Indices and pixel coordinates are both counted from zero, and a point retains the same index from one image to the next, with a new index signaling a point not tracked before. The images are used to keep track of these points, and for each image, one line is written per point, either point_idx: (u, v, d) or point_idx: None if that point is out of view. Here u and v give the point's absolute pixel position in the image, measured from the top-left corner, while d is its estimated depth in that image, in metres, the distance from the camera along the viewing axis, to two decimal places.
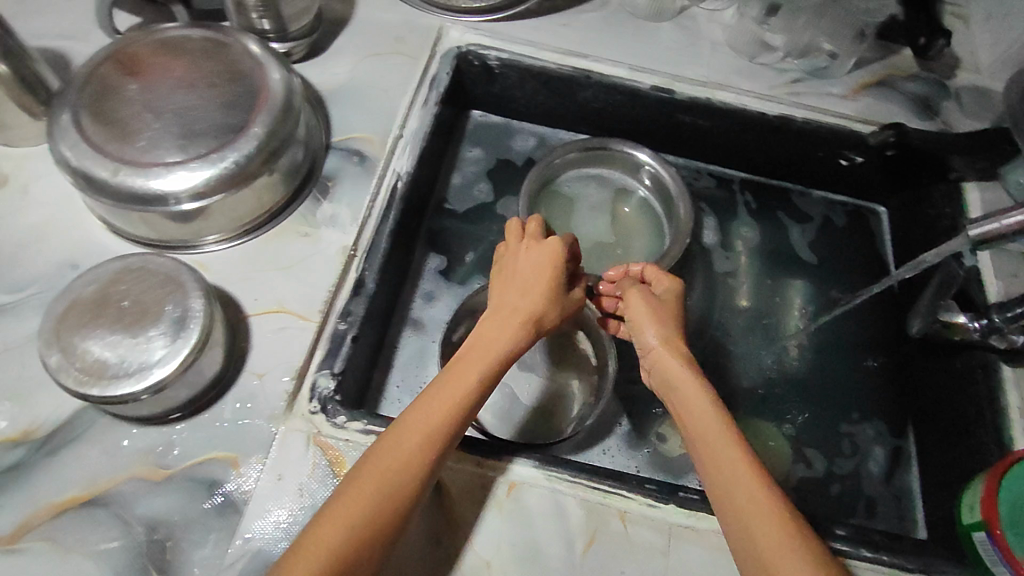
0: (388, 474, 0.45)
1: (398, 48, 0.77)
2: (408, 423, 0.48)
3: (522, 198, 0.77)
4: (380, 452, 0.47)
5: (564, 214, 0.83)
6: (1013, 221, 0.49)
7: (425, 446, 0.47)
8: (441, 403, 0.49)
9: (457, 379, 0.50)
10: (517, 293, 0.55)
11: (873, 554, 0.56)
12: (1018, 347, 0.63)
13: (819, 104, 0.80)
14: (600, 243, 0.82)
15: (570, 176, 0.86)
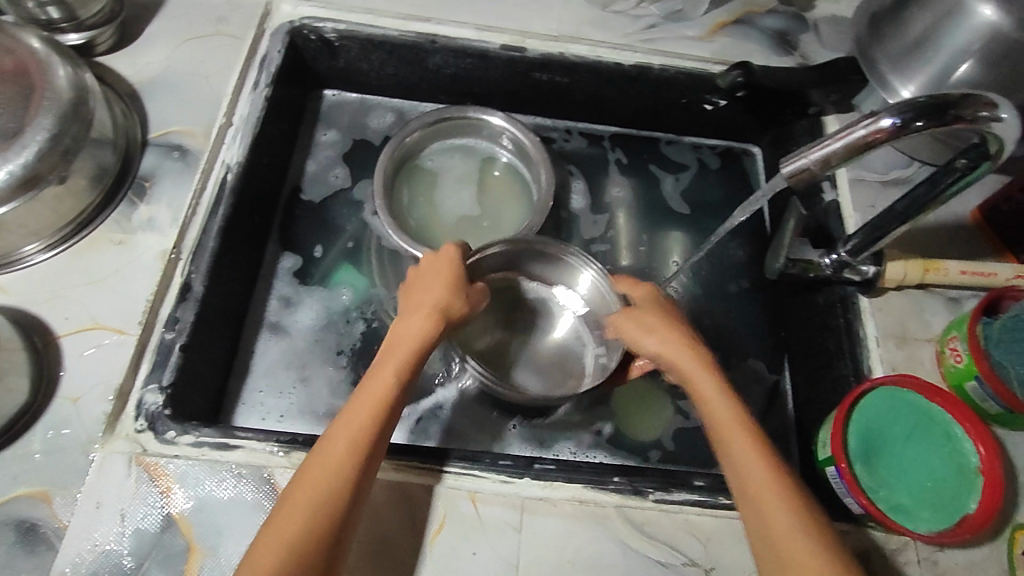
0: (324, 486, 0.45)
1: (220, 29, 0.72)
2: (330, 439, 0.48)
3: (375, 180, 0.74)
4: (313, 465, 0.46)
5: (429, 190, 0.80)
6: (818, 156, 0.45)
7: (354, 454, 0.47)
8: (362, 409, 0.49)
9: (374, 387, 0.51)
10: (425, 291, 0.59)
11: (732, 501, 0.56)
12: (870, 278, 0.63)
13: (674, 49, 0.78)
14: (465, 217, 0.79)
15: (433, 150, 0.82)
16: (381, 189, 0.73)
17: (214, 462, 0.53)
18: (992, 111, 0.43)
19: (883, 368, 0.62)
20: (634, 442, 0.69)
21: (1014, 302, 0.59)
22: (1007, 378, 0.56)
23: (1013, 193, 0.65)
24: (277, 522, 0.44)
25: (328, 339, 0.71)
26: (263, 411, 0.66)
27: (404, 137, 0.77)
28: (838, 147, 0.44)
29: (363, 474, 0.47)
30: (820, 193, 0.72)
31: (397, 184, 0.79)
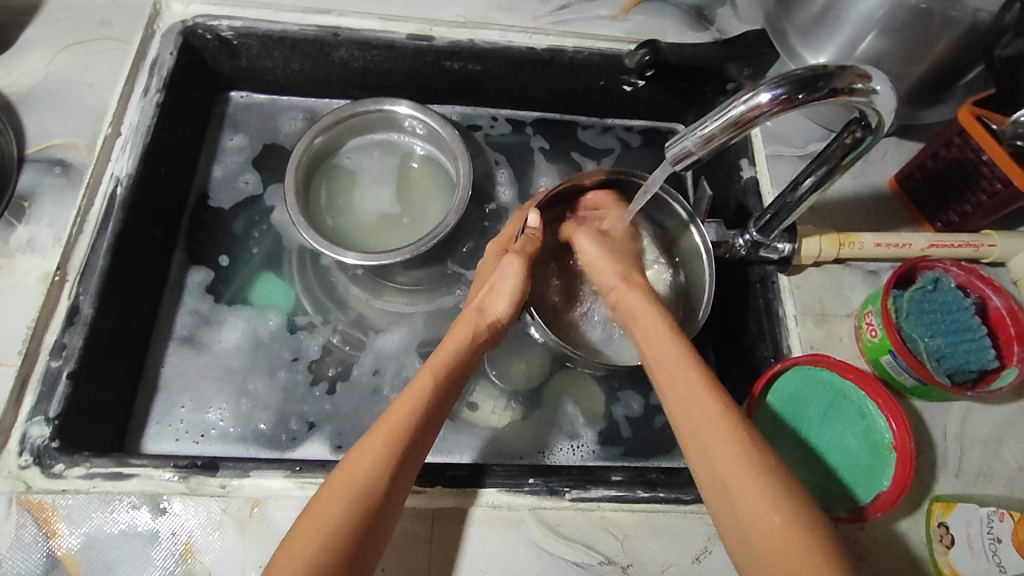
0: (362, 482, 0.45)
1: (103, 32, 0.69)
2: (370, 435, 0.48)
3: (286, 175, 0.70)
4: (343, 475, 0.46)
5: (343, 189, 0.77)
6: (704, 133, 0.44)
7: (391, 450, 0.47)
8: (399, 412, 0.49)
9: (414, 390, 0.51)
10: (493, 294, 0.59)
11: (650, 493, 0.54)
12: (786, 256, 0.62)
13: (587, 30, 0.74)
14: (384, 216, 0.76)
15: (349, 147, 0.78)
16: (291, 183, 0.69)
17: (105, 493, 0.51)
18: (864, 82, 0.43)
19: (802, 347, 0.61)
20: (568, 437, 0.68)
21: (928, 273, 0.59)
22: (916, 350, 0.56)
23: (924, 161, 0.65)
24: (306, 521, 0.44)
25: (241, 350, 0.68)
26: (172, 431, 0.64)
27: (312, 137, 0.73)
28: (716, 128, 0.44)
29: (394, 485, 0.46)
30: (739, 171, 0.71)
31: (313, 182, 0.76)
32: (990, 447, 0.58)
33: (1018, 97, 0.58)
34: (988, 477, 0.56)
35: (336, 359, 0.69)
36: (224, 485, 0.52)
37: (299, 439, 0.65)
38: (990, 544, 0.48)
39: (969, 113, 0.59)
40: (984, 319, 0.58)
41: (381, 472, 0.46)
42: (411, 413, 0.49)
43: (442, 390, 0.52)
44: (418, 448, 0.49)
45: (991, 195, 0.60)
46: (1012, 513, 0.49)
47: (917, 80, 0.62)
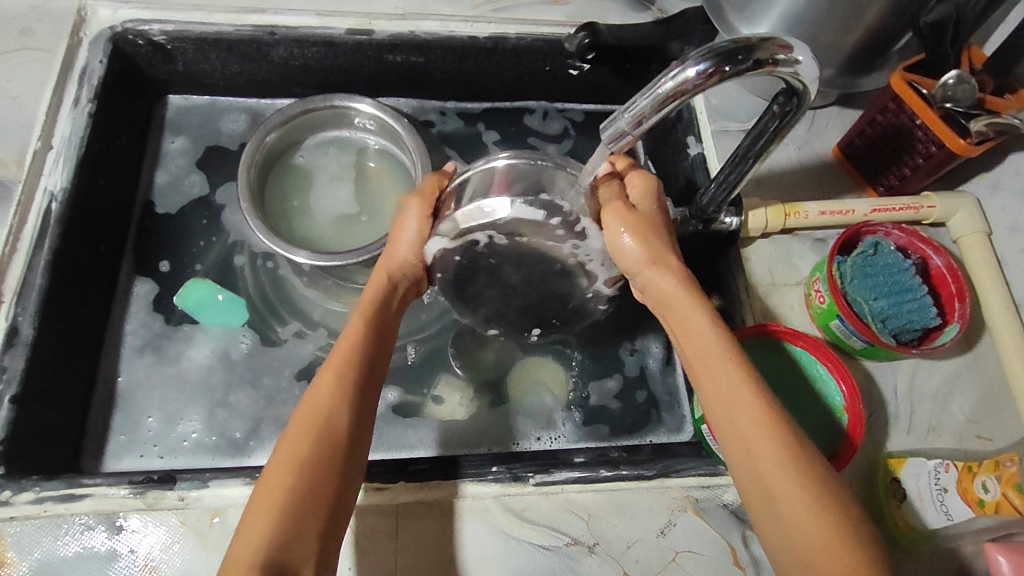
0: (315, 434, 0.44)
1: (26, 44, 0.67)
2: (317, 384, 0.47)
3: (241, 175, 0.68)
4: (283, 448, 0.44)
5: (298, 190, 0.75)
6: (629, 119, 0.45)
7: (343, 399, 0.46)
8: (332, 368, 0.47)
9: (343, 346, 0.49)
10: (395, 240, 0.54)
11: (613, 472, 0.55)
12: (735, 230, 0.63)
13: (528, 16, 0.74)
14: (340, 215, 0.75)
15: (306, 147, 0.77)
16: (245, 185, 0.67)
17: (58, 516, 0.49)
18: (787, 53, 0.43)
19: (755, 318, 0.63)
20: (537, 424, 0.67)
21: (869, 237, 0.60)
22: (861, 313, 0.58)
23: (863, 128, 0.66)
24: (265, 481, 0.43)
25: (198, 359, 0.67)
26: (129, 446, 0.63)
27: (267, 133, 0.72)
28: (643, 108, 0.44)
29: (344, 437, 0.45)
30: (686, 148, 0.71)
31: (268, 183, 0.74)
32: (938, 401, 0.59)
33: (944, 59, 0.59)
34: (937, 430, 0.58)
35: (296, 361, 0.68)
36: (182, 497, 0.51)
37: (262, 446, 0.64)
38: (937, 494, 0.51)
39: (900, 79, 0.60)
40: (926, 278, 0.60)
41: (339, 423, 0.45)
42: (332, 386, 0.46)
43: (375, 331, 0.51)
44: (365, 390, 0.48)
45: (927, 158, 0.62)
46: (955, 463, 0.52)
47: (851, 49, 0.63)
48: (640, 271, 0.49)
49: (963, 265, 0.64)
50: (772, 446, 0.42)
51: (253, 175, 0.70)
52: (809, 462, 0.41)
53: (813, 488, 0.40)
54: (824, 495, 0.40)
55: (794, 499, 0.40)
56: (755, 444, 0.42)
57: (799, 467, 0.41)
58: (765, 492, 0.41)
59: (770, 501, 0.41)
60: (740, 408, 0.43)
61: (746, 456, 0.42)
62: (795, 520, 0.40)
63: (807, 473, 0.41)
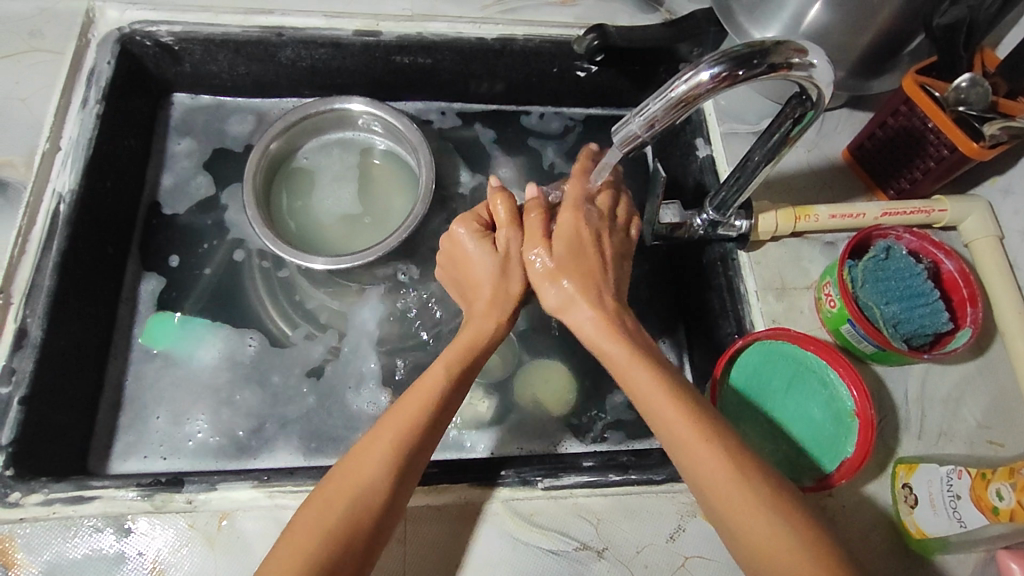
0: (355, 500, 0.44)
1: (35, 44, 0.67)
2: (370, 442, 0.46)
3: (247, 186, 0.68)
4: (333, 487, 0.44)
5: (301, 193, 0.75)
6: (643, 122, 0.45)
7: (388, 466, 0.45)
8: (410, 412, 0.47)
9: (424, 387, 0.49)
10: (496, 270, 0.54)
11: (622, 476, 0.55)
12: (744, 232, 0.62)
13: (536, 17, 0.74)
14: (345, 216, 0.75)
15: (309, 148, 0.77)
16: (251, 194, 0.68)
17: (67, 518, 0.49)
18: (802, 56, 0.43)
19: (763, 322, 0.62)
20: (543, 426, 0.67)
21: (881, 241, 0.59)
22: (872, 318, 0.58)
23: (873, 131, 0.65)
24: (295, 538, 0.43)
25: (205, 360, 0.67)
26: (136, 448, 0.62)
27: (267, 143, 0.72)
28: (655, 111, 0.44)
29: (397, 486, 0.45)
30: (695, 150, 0.71)
31: (272, 187, 0.74)
32: (949, 406, 0.59)
33: (958, 62, 0.59)
34: (948, 436, 0.58)
35: (302, 362, 0.68)
36: (190, 500, 0.50)
37: (268, 448, 0.64)
38: (951, 501, 0.50)
39: (913, 81, 0.59)
40: (937, 282, 0.59)
41: (384, 477, 0.45)
42: (400, 433, 0.46)
43: (452, 388, 0.49)
44: (420, 455, 0.47)
45: (938, 161, 0.61)
46: (969, 469, 0.50)
47: (861, 51, 0.63)
48: (561, 281, 0.52)
49: (975, 269, 0.64)
50: (699, 444, 0.44)
51: (257, 181, 0.70)
52: (736, 454, 0.44)
53: (743, 477, 0.43)
54: (754, 480, 0.43)
55: (734, 490, 0.43)
56: (683, 445, 0.45)
57: (727, 456, 0.44)
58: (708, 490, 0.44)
59: (715, 500, 0.44)
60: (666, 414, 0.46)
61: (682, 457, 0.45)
62: (735, 512, 0.43)
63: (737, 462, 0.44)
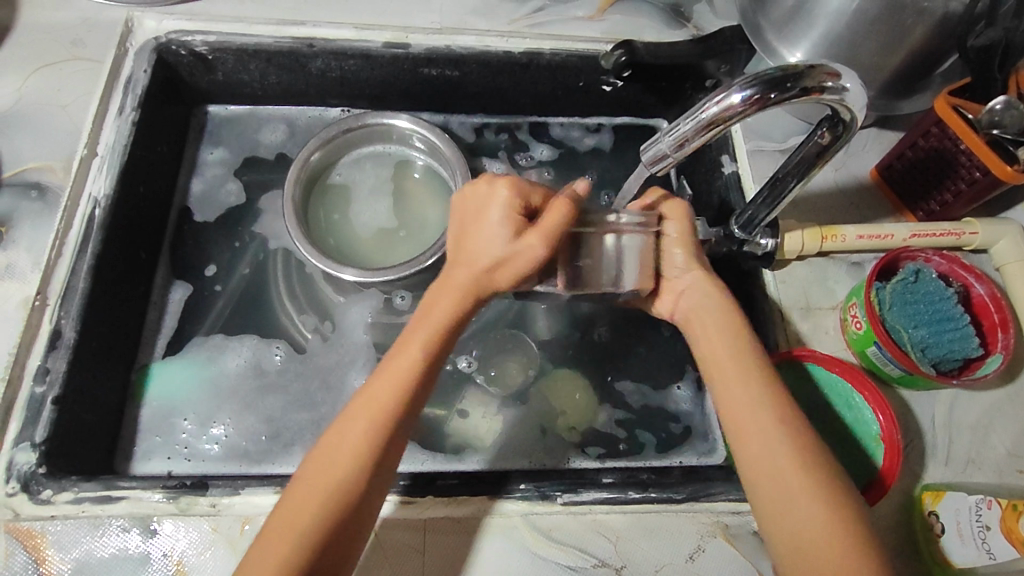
0: (331, 489, 0.43)
1: (77, 52, 0.69)
2: (344, 430, 0.44)
3: (286, 201, 0.69)
4: (310, 471, 0.43)
5: (340, 208, 0.76)
6: (672, 142, 0.45)
7: (364, 452, 0.43)
8: (381, 397, 0.45)
9: (395, 364, 0.46)
10: (472, 259, 0.47)
11: (641, 494, 0.55)
12: (770, 250, 0.62)
13: (564, 32, 0.74)
14: (380, 231, 0.76)
15: (342, 164, 0.78)
16: (291, 207, 0.69)
17: (94, 517, 0.50)
18: (835, 80, 0.43)
19: (789, 342, 0.62)
20: (562, 441, 0.66)
21: (910, 264, 0.59)
22: (900, 341, 0.57)
23: (903, 151, 0.65)
24: (276, 523, 0.43)
25: (229, 366, 0.68)
26: (162, 448, 0.63)
27: (310, 153, 0.73)
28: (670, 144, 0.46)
29: (373, 478, 0.44)
30: (720, 167, 0.70)
31: (310, 200, 0.75)
32: (978, 433, 0.58)
33: (993, 85, 0.58)
34: (977, 463, 0.57)
35: (325, 370, 0.69)
36: (214, 504, 0.51)
37: (291, 453, 0.64)
38: (979, 531, 0.49)
39: (946, 103, 0.59)
40: (967, 306, 0.59)
41: (355, 472, 0.43)
42: (371, 421, 0.44)
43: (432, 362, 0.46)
44: (395, 438, 0.45)
45: (970, 184, 0.60)
46: (1000, 499, 0.49)
47: (892, 70, 0.62)
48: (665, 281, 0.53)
49: (1007, 293, 0.63)
50: (778, 430, 0.44)
51: (296, 194, 0.70)
52: (804, 444, 0.44)
53: (808, 472, 0.43)
54: (830, 490, 0.42)
55: (806, 499, 0.42)
56: (757, 438, 0.45)
57: (807, 467, 0.43)
58: (768, 496, 0.43)
59: (763, 490, 0.44)
60: (756, 413, 0.45)
61: (760, 457, 0.44)
62: (799, 517, 0.42)
63: (816, 468, 0.43)
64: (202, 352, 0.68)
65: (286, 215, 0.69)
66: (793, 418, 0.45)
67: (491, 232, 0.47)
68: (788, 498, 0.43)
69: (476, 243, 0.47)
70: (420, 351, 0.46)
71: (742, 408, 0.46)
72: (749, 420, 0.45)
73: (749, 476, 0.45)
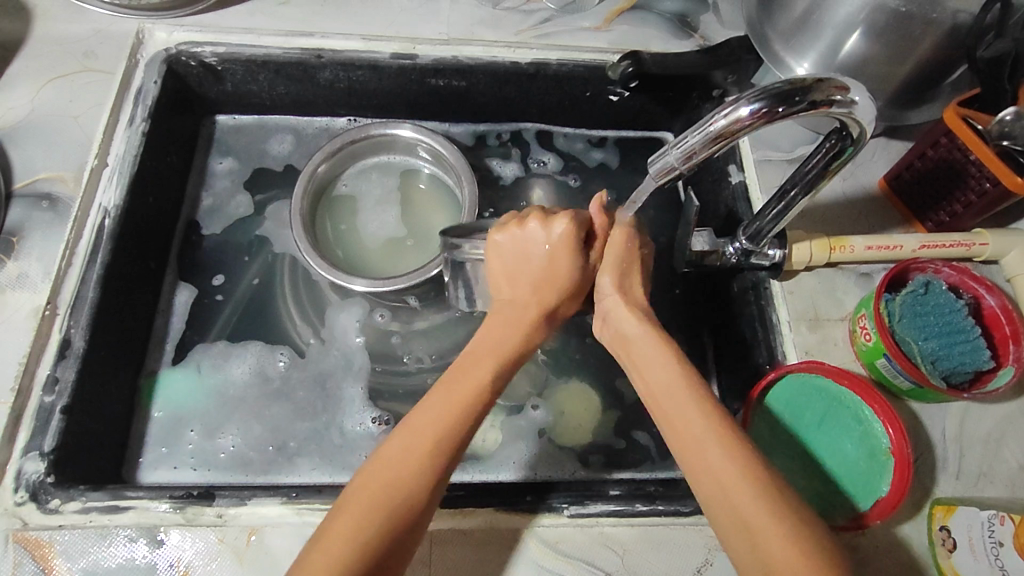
0: (398, 497, 0.40)
1: (88, 63, 0.69)
2: (410, 436, 0.42)
3: (293, 210, 0.69)
4: (388, 469, 0.41)
5: (347, 217, 0.77)
6: (678, 155, 0.45)
7: (433, 458, 0.42)
8: (457, 410, 0.44)
9: (474, 385, 0.45)
10: (528, 283, 0.52)
11: (649, 506, 0.54)
12: (777, 262, 0.62)
13: (571, 42, 0.74)
14: (387, 241, 0.76)
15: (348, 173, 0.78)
16: (300, 219, 0.69)
17: (102, 527, 0.50)
18: (843, 93, 0.43)
19: (797, 353, 0.61)
20: (569, 452, 0.66)
21: (919, 275, 0.58)
22: (910, 353, 0.56)
23: (912, 161, 0.65)
24: (345, 521, 0.40)
25: (236, 375, 0.68)
26: (170, 458, 0.64)
27: (318, 164, 0.73)
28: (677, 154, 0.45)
29: (435, 492, 0.42)
30: (727, 177, 0.70)
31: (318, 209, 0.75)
32: (990, 446, 0.57)
33: (1002, 96, 0.58)
34: (989, 477, 0.56)
35: (332, 379, 0.69)
36: (220, 514, 0.51)
37: (298, 464, 0.64)
38: (992, 548, 0.47)
39: (955, 114, 0.58)
40: (978, 318, 0.58)
41: (424, 482, 0.41)
42: (455, 432, 0.43)
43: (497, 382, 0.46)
44: (460, 453, 0.43)
45: (980, 195, 0.60)
46: (1013, 514, 0.47)
47: (900, 80, 0.62)
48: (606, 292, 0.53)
49: (1017, 304, 0.62)
50: (711, 433, 0.42)
51: (304, 206, 0.71)
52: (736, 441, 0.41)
53: (735, 453, 0.41)
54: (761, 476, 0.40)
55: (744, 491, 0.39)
56: (687, 429, 0.43)
57: (739, 450, 0.41)
58: (711, 485, 0.40)
59: (704, 487, 0.41)
60: (686, 409, 0.44)
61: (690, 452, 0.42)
62: (734, 504, 0.39)
63: (742, 451, 0.41)
64: (209, 361, 0.69)
65: (294, 225, 0.69)
66: (716, 408, 0.43)
67: (543, 254, 0.52)
68: (730, 495, 0.39)
69: (525, 268, 0.52)
70: (488, 376, 0.46)
71: (680, 405, 0.44)
72: (681, 409, 0.44)
73: (691, 475, 0.42)
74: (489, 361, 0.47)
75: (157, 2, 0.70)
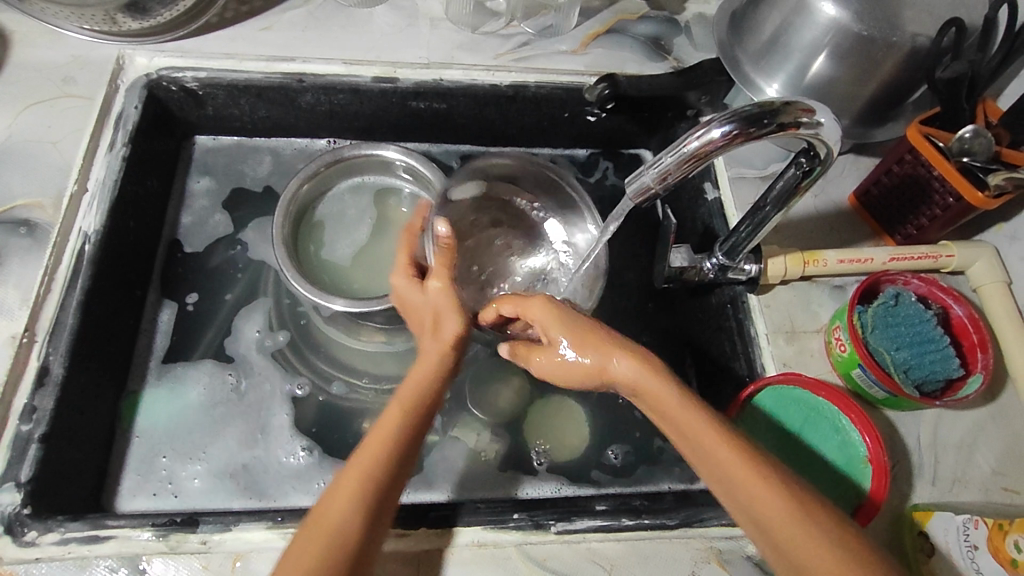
0: (337, 526, 0.42)
1: (67, 89, 0.69)
2: (341, 479, 0.45)
3: (276, 232, 0.69)
4: (333, 499, 0.44)
5: (331, 240, 0.77)
6: (652, 177, 0.47)
7: (361, 492, 0.44)
8: (380, 438, 0.47)
9: (385, 425, 0.48)
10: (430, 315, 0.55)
11: (635, 520, 0.55)
12: (754, 276, 0.64)
13: (548, 66, 0.76)
14: (370, 262, 0.76)
15: (331, 196, 0.78)
16: (283, 241, 0.69)
17: (81, 559, 0.50)
18: (810, 115, 0.45)
19: (775, 365, 0.63)
20: (554, 468, 0.67)
21: (890, 287, 0.61)
22: (883, 363, 0.58)
23: (880, 177, 0.67)
24: (293, 555, 0.42)
25: (214, 398, 0.67)
26: (150, 485, 0.63)
27: (300, 185, 0.73)
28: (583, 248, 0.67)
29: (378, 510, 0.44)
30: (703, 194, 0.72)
31: (300, 232, 0.75)
32: (962, 452, 0.59)
33: (960, 114, 0.61)
34: (963, 483, 0.58)
35: (315, 402, 0.69)
36: (204, 541, 0.51)
37: (282, 489, 0.63)
38: (968, 551, 0.49)
39: (917, 132, 0.61)
40: (947, 328, 0.60)
41: (353, 506, 0.43)
42: (380, 451, 0.46)
43: (411, 429, 0.48)
44: (398, 475, 0.46)
45: (944, 210, 0.62)
46: (986, 519, 0.50)
47: (865, 100, 0.65)
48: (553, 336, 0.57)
49: (983, 313, 0.64)
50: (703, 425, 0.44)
51: (287, 228, 0.71)
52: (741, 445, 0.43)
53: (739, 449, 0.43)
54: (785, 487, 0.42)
55: (740, 474, 0.42)
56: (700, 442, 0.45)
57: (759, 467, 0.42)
58: (733, 492, 0.43)
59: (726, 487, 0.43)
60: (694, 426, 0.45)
61: (691, 443, 0.45)
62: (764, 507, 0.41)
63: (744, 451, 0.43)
64: (189, 386, 0.68)
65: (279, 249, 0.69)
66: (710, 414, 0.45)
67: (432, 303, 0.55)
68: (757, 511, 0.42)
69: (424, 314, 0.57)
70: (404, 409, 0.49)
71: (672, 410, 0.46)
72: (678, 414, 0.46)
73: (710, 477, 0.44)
74: (418, 408, 0.50)
75: (138, 28, 0.70)
